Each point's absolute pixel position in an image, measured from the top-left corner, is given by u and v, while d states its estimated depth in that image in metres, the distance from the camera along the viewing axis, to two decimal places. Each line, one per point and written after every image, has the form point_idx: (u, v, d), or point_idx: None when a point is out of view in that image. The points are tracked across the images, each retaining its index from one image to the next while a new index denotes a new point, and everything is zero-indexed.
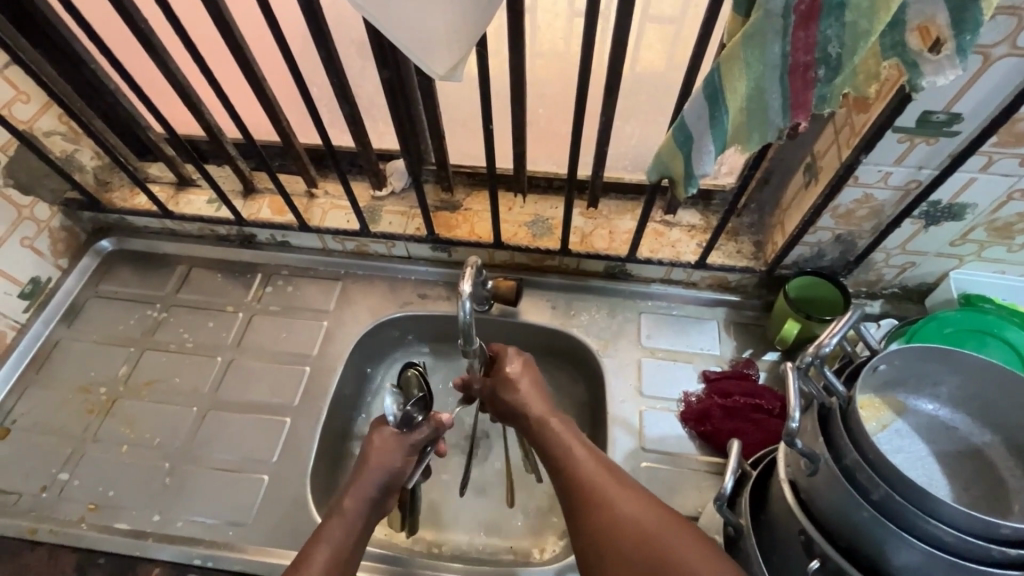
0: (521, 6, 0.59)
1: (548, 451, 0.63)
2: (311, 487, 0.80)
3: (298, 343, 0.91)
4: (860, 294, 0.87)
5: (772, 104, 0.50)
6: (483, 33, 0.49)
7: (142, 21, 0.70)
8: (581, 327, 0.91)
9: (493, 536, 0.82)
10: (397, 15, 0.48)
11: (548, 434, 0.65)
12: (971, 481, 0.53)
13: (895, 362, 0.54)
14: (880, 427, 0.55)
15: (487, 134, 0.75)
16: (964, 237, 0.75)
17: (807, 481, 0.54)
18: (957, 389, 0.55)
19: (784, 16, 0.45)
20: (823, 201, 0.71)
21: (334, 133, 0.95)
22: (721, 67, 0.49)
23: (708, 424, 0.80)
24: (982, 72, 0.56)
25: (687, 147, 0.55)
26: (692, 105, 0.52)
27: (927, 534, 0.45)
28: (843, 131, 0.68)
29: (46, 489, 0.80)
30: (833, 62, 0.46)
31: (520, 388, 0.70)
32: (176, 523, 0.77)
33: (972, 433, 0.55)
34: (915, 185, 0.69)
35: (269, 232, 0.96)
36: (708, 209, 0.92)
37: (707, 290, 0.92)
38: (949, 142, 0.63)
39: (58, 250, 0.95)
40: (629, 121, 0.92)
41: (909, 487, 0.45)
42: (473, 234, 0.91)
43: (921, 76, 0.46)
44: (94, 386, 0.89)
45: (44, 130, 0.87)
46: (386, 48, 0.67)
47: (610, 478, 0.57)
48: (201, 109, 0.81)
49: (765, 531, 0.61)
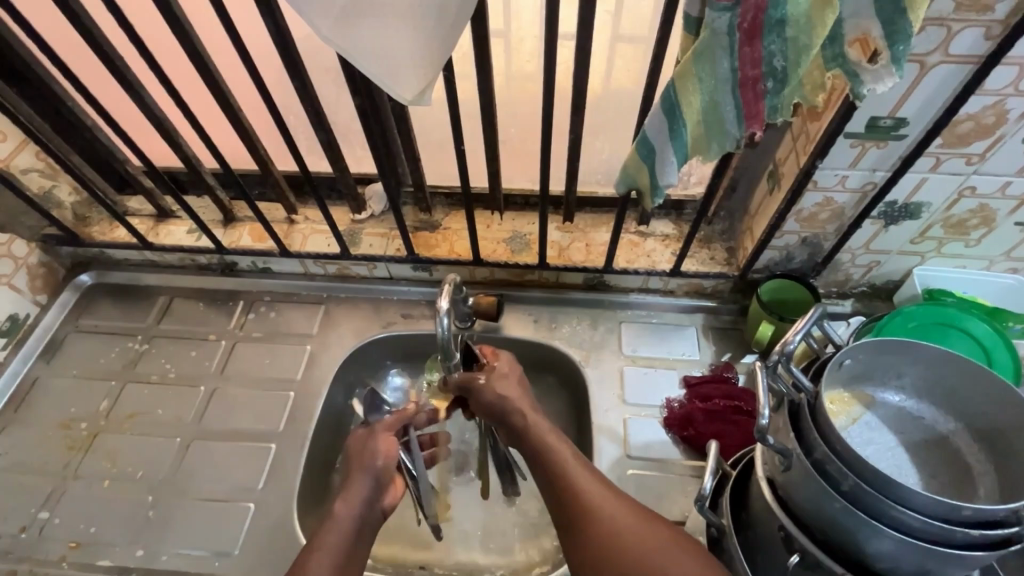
0: (485, 32, 0.62)
1: (547, 469, 0.60)
2: (299, 513, 0.80)
3: (283, 368, 0.91)
4: (830, 294, 0.90)
5: (727, 116, 0.53)
6: (448, 58, 0.52)
7: (117, 58, 0.72)
8: (563, 338, 0.92)
9: (486, 552, 0.82)
10: (362, 47, 0.50)
11: (545, 444, 0.62)
12: (938, 468, 0.55)
13: (859, 356, 0.56)
14: (850, 422, 0.57)
15: (460, 155, 0.77)
16: (922, 234, 0.78)
17: (782, 477, 0.55)
18: (919, 379, 0.57)
19: (729, 33, 0.47)
20: (786, 206, 0.74)
21: (313, 160, 0.99)
22: (676, 82, 0.52)
23: (691, 428, 0.82)
24: (920, 78, 0.60)
25: (650, 160, 0.58)
26: (652, 120, 0.55)
27: (896, 521, 0.47)
28: (800, 139, 0.71)
29: (26, 529, 0.79)
30: (779, 75, 0.49)
31: (507, 391, 0.68)
32: (161, 557, 0.76)
33: (937, 422, 0.57)
34: (870, 187, 0.72)
35: (251, 259, 0.96)
36: (680, 218, 0.95)
37: (684, 297, 0.94)
38: (898, 145, 0.67)
39: (37, 286, 0.95)
40: (598, 137, 0.99)
41: (876, 476, 0.46)
42: (453, 253, 0.92)
43: (863, 85, 0.49)
44: (75, 421, 0.88)
45: (21, 167, 0.87)
46: (358, 77, 0.69)
47: (610, 500, 0.56)
48: (179, 142, 0.82)
49: (748, 530, 0.61)
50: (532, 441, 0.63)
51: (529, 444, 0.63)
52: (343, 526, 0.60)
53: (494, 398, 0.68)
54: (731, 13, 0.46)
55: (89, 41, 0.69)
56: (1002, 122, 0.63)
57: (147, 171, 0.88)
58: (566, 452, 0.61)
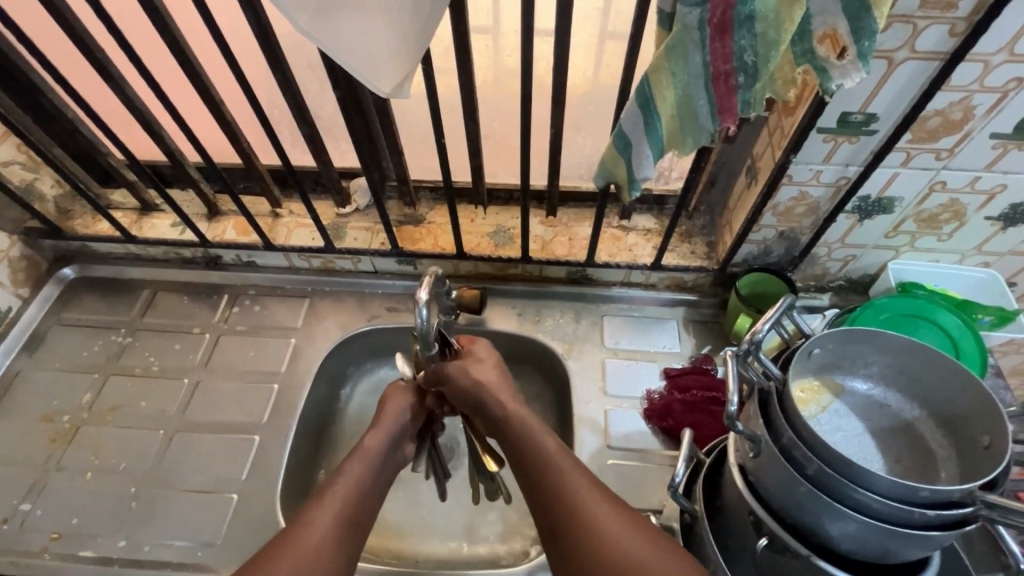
0: (463, 27, 0.62)
1: (533, 463, 0.58)
2: (282, 504, 0.80)
3: (267, 362, 0.92)
4: (809, 288, 0.91)
5: (700, 110, 0.54)
6: (424, 51, 0.52)
7: (97, 49, 0.71)
8: (546, 331, 0.93)
9: (468, 542, 0.83)
10: (339, 39, 0.51)
11: (528, 439, 0.61)
12: (903, 453, 0.57)
13: (828, 345, 0.58)
14: (819, 409, 0.58)
15: (442, 149, 0.77)
16: (896, 228, 0.79)
17: (752, 464, 0.56)
18: (886, 368, 0.59)
19: (700, 28, 0.48)
20: (763, 200, 0.75)
21: (297, 154, 0.99)
22: (651, 77, 0.53)
23: (670, 419, 0.83)
24: (888, 74, 0.61)
25: (627, 153, 0.59)
26: (628, 114, 0.56)
27: (857, 503, 0.48)
28: (775, 134, 0.73)
29: (7, 522, 0.79)
30: (750, 70, 0.50)
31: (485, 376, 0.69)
32: (144, 548, 0.77)
33: (904, 409, 0.59)
34: (844, 181, 0.74)
35: (235, 253, 0.97)
36: (662, 213, 0.96)
37: (665, 290, 0.95)
38: (870, 140, 0.68)
39: (19, 279, 0.95)
40: (582, 134, 0.99)
41: (838, 458, 0.48)
42: (437, 247, 0.93)
43: (831, 80, 0.50)
44: (57, 414, 0.88)
45: (2, 160, 0.87)
46: (339, 71, 0.70)
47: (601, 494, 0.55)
48: (161, 134, 0.82)
49: (720, 517, 0.63)
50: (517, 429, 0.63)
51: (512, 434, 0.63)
52: (368, 460, 0.62)
53: (484, 378, 0.68)
54: (700, 9, 0.47)
55: (67, 31, 0.68)
56: (969, 118, 0.64)
57: (129, 164, 0.87)
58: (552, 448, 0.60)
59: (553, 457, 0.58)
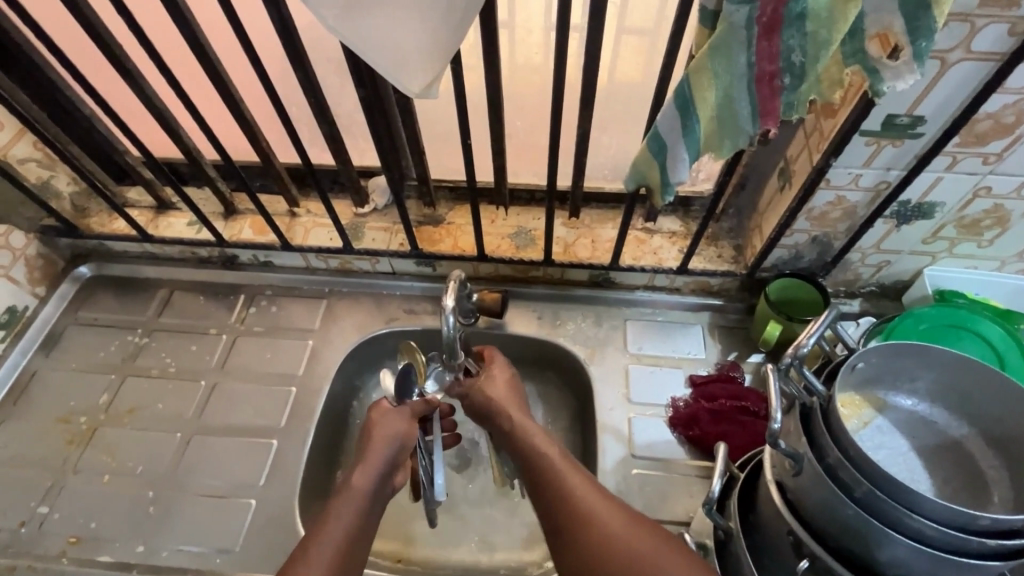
0: (493, 23, 0.60)
1: (543, 474, 0.61)
2: (300, 510, 0.79)
3: (284, 364, 0.90)
4: (839, 294, 0.89)
5: (740, 112, 0.51)
6: (456, 51, 0.50)
7: (117, 47, 0.70)
8: (567, 336, 0.91)
9: (488, 550, 0.82)
10: (368, 39, 0.49)
11: (542, 453, 0.63)
12: (951, 473, 0.54)
13: (872, 359, 0.55)
14: (861, 425, 0.56)
15: (466, 149, 0.75)
16: (935, 234, 0.76)
17: (793, 482, 0.54)
18: (932, 383, 0.57)
19: (747, 27, 0.46)
20: (798, 205, 0.73)
21: (315, 151, 0.97)
22: (690, 77, 0.50)
23: (696, 428, 0.81)
24: (939, 75, 0.58)
25: (661, 156, 0.57)
26: (665, 116, 0.53)
27: (910, 529, 0.46)
28: (813, 136, 0.70)
29: (25, 524, 0.78)
30: (797, 70, 0.47)
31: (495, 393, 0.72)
32: (162, 553, 0.76)
33: (951, 426, 0.56)
34: (884, 185, 0.71)
35: (251, 253, 0.95)
36: (688, 215, 0.93)
37: (690, 295, 0.93)
38: (914, 143, 0.65)
39: (35, 278, 0.94)
40: (606, 132, 0.96)
41: (890, 482, 0.46)
42: (457, 248, 0.91)
43: (883, 81, 0.47)
44: (74, 415, 0.87)
45: (18, 157, 0.86)
46: (363, 69, 0.68)
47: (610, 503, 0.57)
48: (178, 133, 0.80)
49: (755, 533, 0.61)
50: (524, 442, 0.65)
51: (523, 447, 0.65)
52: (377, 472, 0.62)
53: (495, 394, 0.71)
54: (748, 7, 0.45)
55: (86, 28, 0.67)
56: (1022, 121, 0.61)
57: (145, 162, 0.86)
58: (560, 459, 0.62)
59: (560, 468, 0.61)
